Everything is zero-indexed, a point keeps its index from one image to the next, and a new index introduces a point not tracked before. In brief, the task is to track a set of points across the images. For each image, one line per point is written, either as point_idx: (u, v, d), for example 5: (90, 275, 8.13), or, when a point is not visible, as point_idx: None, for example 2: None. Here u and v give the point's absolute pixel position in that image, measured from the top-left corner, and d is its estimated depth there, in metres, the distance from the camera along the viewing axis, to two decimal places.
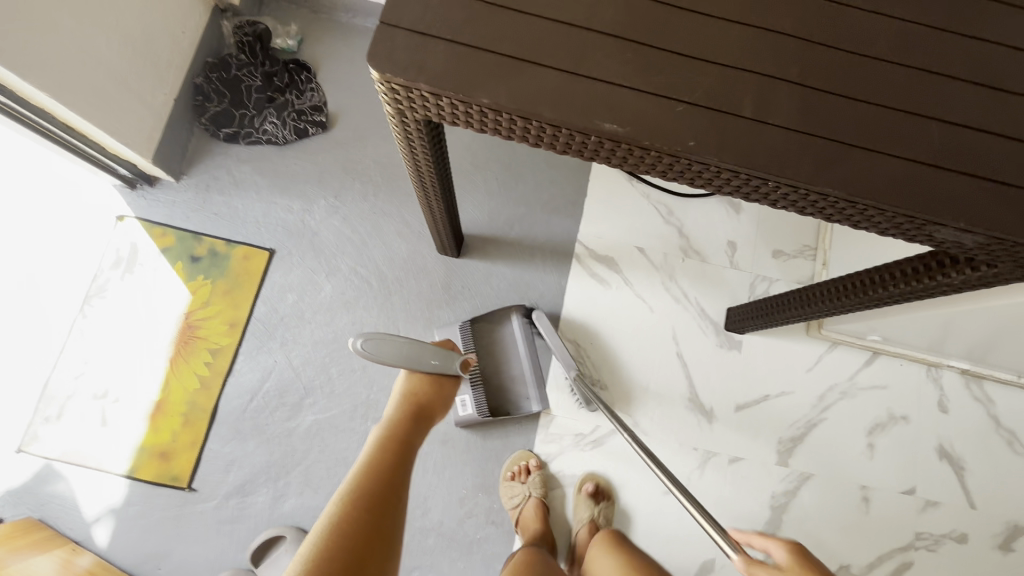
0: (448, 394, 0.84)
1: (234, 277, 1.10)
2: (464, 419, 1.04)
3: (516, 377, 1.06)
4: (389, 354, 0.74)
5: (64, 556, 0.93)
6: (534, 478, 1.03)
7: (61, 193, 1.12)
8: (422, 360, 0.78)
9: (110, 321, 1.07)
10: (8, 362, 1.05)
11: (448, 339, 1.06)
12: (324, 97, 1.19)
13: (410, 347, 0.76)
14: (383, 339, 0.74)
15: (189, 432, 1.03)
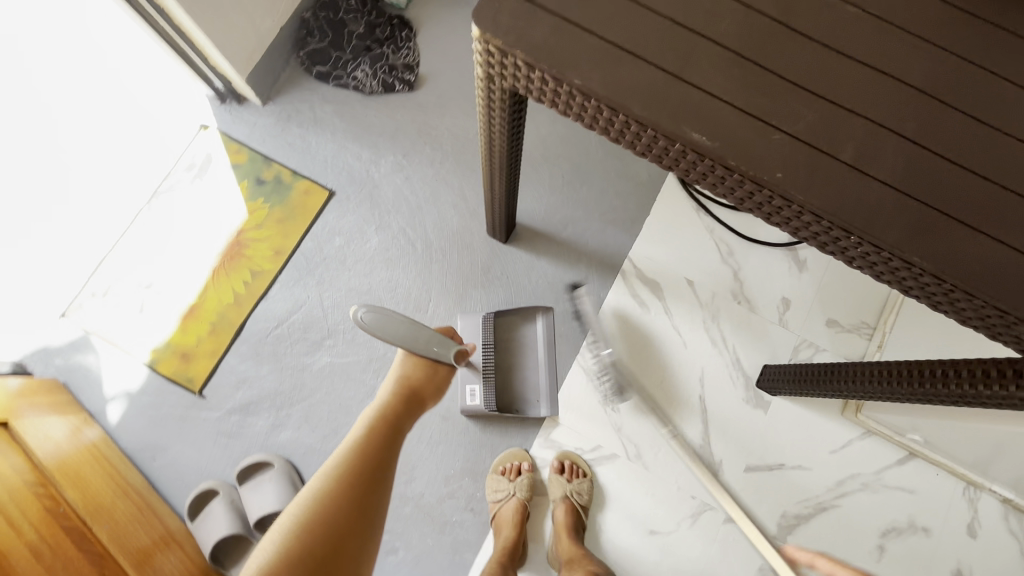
0: (444, 380, 0.83)
1: (291, 208, 1.14)
2: (470, 409, 1.03)
3: (529, 379, 1.06)
4: (387, 331, 0.75)
5: (76, 424, 0.99)
6: (522, 479, 1.01)
7: (160, 92, 1.18)
8: (420, 343, 0.77)
9: (170, 219, 1.13)
10: (76, 234, 1.12)
11: (467, 327, 1.07)
12: (418, 58, 1.20)
13: (408, 328, 0.76)
14: (381, 316, 0.75)
15: (212, 342, 1.07)
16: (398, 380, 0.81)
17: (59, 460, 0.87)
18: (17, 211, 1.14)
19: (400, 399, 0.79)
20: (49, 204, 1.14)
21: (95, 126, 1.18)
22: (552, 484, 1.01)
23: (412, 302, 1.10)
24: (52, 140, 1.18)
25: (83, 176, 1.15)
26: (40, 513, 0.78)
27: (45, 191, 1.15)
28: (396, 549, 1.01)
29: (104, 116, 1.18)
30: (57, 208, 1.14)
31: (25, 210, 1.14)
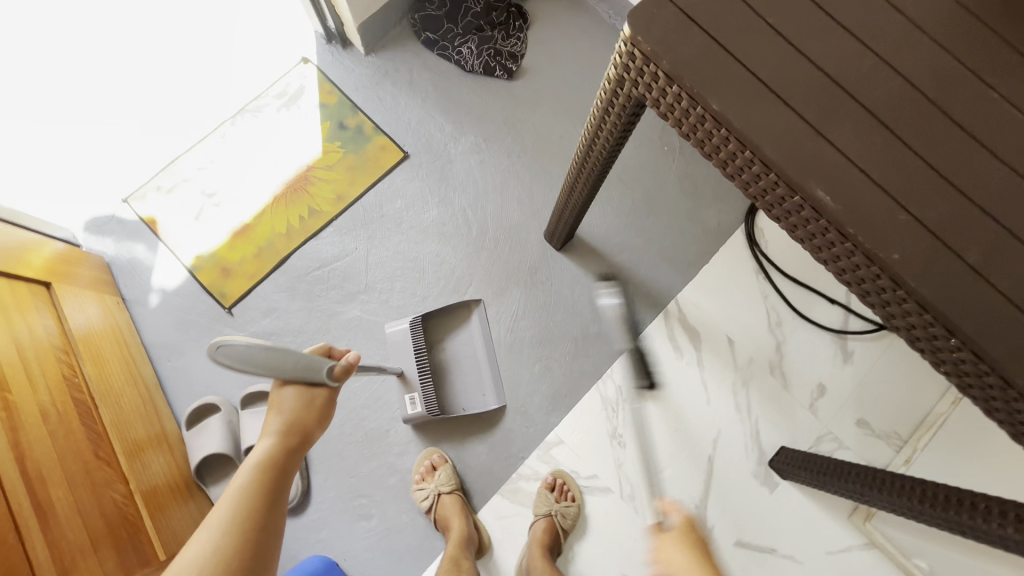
0: (329, 405, 0.73)
1: (363, 159, 1.14)
2: (411, 416, 1.02)
3: (474, 375, 1.06)
4: (245, 361, 0.64)
5: (109, 305, 1.01)
6: (440, 474, 0.98)
7: (276, 18, 1.21)
8: (290, 365, 0.67)
9: (248, 138, 1.14)
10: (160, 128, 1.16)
11: (395, 339, 1.04)
12: (524, 52, 1.21)
13: (275, 356, 0.66)
14: (234, 348, 0.63)
15: (254, 265, 1.08)
16: (277, 422, 0.70)
17: (85, 333, 0.90)
18: (112, 94, 1.18)
19: (286, 440, 0.69)
20: (143, 94, 1.18)
21: (205, 34, 1.21)
22: (539, 497, 0.98)
23: (452, 282, 1.10)
24: (163, 36, 1.22)
25: (180, 77, 1.18)
26: (58, 378, 0.80)
27: (142, 82, 1.19)
28: (370, 516, 1.00)
29: (216, 26, 1.21)
30: (149, 99, 1.18)
31: (119, 94, 1.18)
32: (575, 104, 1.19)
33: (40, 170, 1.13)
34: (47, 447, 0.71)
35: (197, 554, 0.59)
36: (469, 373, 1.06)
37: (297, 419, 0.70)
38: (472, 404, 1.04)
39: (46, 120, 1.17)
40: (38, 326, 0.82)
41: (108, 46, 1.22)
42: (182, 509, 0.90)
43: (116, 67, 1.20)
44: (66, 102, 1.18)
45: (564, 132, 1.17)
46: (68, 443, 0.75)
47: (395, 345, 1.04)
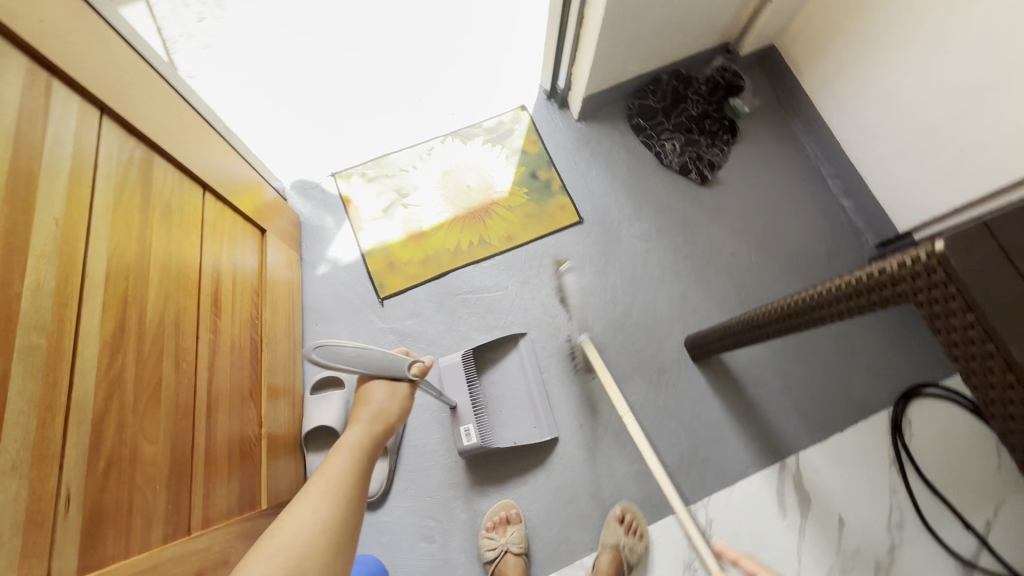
0: (406, 402, 0.82)
1: (542, 211, 1.21)
2: (468, 449, 1.02)
3: (525, 412, 1.08)
4: (341, 358, 0.77)
5: (291, 259, 1.13)
6: (512, 531, 0.99)
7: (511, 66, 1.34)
8: (377, 361, 0.80)
9: (450, 157, 1.25)
10: (382, 125, 1.30)
11: (448, 372, 1.06)
12: (722, 165, 1.24)
13: (364, 354, 0.79)
14: (328, 347, 0.77)
15: (416, 270, 1.17)
16: (368, 412, 0.78)
17: (271, 279, 1.01)
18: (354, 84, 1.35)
19: (373, 427, 0.76)
20: (378, 91, 1.33)
21: (446, 59, 1.36)
22: (607, 529, 0.99)
23: (580, 351, 1.12)
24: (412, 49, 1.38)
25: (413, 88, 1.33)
26: (246, 315, 0.90)
27: (381, 81, 1.34)
28: (431, 541, 1.02)
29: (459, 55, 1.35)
30: (382, 97, 1.33)
31: (359, 86, 1.34)
32: (755, 228, 1.20)
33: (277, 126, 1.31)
34: (225, 370, 0.81)
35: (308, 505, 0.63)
36: (518, 412, 1.08)
37: (383, 411, 0.78)
38: (522, 437, 1.06)
39: (295, 88, 1.35)
40: (248, 259, 0.93)
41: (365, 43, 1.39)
42: (286, 461, 0.98)
43: (366, 62, 1.37)
44: (314, 78, 1.36)
45: (735, 251, 1.18)
46: (237, 370, 0.84)
47: (447, 380, 1.06)
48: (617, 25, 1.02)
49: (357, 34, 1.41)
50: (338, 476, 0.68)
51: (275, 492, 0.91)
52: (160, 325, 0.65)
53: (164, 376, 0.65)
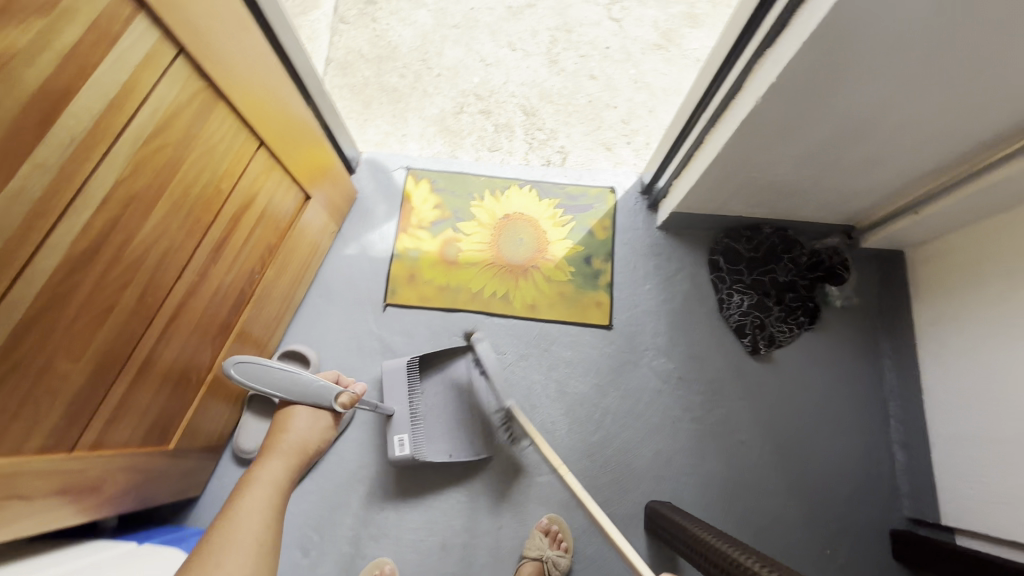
0: (322, 434, 0.90)
1: (577, 298, 1.14)
2: (399, 459, 0.98)
3: (464, 425, 1.04)
4: (267, 381, 0.81)
5: (327, 227, 1.14)
6: None
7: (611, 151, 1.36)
8: (303, 383, 0.84)
9: (519, 204, 1.21)
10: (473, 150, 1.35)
11: (390, 376, 1.02)
12: (782, 345, 1.11)
13: (289, 376, 0.83)
14: (255, 366, 0.80)
15: (431, 293, 1.15)
16: (285, 441, 0.85)
17: (292, 240, 1.02)
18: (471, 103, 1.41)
19: (290, 458, 0.84)
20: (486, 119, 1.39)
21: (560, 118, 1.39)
22: (531, 540, 0.97)
23: (538, 454, 1.04)
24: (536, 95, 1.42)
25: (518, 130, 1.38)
26: (248, 266, 0.91)
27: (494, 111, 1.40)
28: (303, 555, 0.98)
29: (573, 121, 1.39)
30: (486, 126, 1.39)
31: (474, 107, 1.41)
32: (781, 427, 1.06)
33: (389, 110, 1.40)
34: (198, 310, 0.82)
35: (249, 524, 0.68)
36: (456, 428, 1.03)
37: (303, 441, 0.86)
38: (458, 452, 1.02)
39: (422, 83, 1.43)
40: (278, 216, 0.95)
41: (500, 70, 1.45)
42: (221, 408, 0.99)
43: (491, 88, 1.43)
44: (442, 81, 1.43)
45: (749, 440, 1.05)
46: (211, 313, 0.86)
47: (388, 385, 1.02)
48: (735, 165, 0.93)
49: (497, 59, 1.46)
50: (253, 508, 0.71)
51: (192, 433, 0.92)
52: (142, 255, 0.67)
53: (120, 302, 0.66)
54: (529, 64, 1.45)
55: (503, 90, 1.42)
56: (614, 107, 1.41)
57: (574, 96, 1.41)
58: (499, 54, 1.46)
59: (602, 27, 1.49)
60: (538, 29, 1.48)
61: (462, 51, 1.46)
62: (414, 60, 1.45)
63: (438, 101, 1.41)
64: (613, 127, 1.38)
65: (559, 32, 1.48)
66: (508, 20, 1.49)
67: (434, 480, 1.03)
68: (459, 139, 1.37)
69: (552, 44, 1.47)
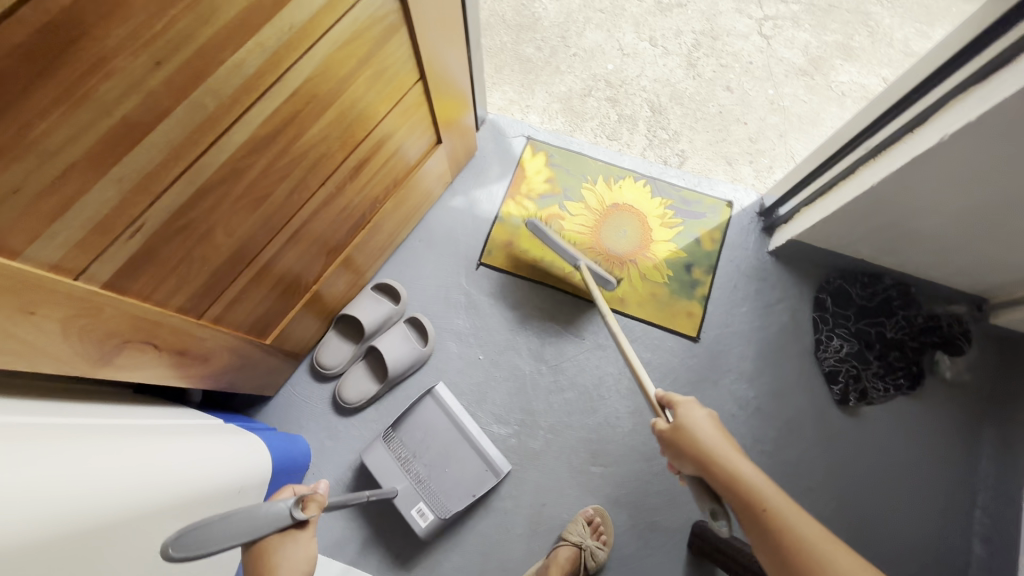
0: (308, 545, 0.61)
1: (669, 302, 1.12)
2: (427, 528, 0.94)
3: (469, 460, 0.99)
4: (217, 540, 0.50)
5: (444, 176, 1.17)
6: None
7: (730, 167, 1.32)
8: (264, 526, 0.55)
9: (631, 196, 1.19)
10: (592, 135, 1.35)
11: (378, 468, 0.97)
12: (874, 403, 1.05)
13: (242, 517, 0.53)
14: (202, 531, 0.48)
15: (525, 262, 1.15)
16: None
17: (412, 179, 1.05)
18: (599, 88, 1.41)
19: None
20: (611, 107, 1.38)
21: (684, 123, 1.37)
22: (573, 524, 0.96)
23: (597, 444, 1.04)
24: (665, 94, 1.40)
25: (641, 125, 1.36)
26: (373, 192, 0.95)
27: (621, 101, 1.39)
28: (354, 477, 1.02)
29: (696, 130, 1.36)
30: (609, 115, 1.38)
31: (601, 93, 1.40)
32: (854, 485, 1.01)
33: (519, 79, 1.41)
34: (325, 221, 0.87)
35: None
36: (464, 465, 0.99)
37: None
38: (477, 487, 0.98)
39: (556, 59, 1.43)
40: (409, 153, 0.99)
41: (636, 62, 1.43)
42: (313, 321, 1.03)
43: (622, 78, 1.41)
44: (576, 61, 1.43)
45: (817, 488, 1.01)
46: (333, 227, 0.90)
47: (380, 471, 0.97)
48: (884, 201, 0.89)
49: (635, 51, 1.44)
50: None
51: (285, 336, 0.97)
52: (303, 153, 0.71)
53: (274, 192, 0.70)
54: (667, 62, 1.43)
55: (634, 82, 1.41)
56: (743, 123, 1.36)
57: (704, 104, 1.38)
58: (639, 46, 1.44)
59: (751, 40, 1.44)
60: (683, 30, 1.45)
61: (602, 36, 1.45)
62: (552, 36, 1.45)
63: (568, 80, 1.41)
64: (738, 143, 1.34)
65: (704, 36, 1.45)
66: (656, 14, 1.47)
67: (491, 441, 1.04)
68: (580, 121, 1.37)
69: (694, 46, 1.44)
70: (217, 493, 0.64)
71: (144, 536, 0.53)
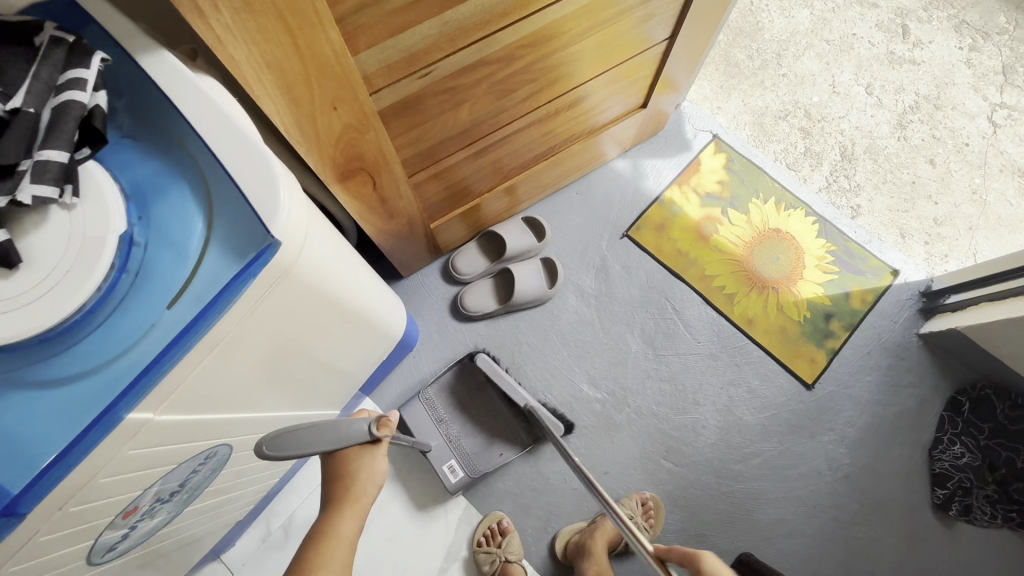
0: (380, 462, 0.67)
1: (796, 342, 1.10)
2: (457, 483, 0.99)
3: (499, 425, 1.03)
4: (302, 445, 0.50)
5: (623, 144, 1.20)
6: (502, 542, 0.97)
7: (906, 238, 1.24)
8: (349, 438, 0.57)
9: (795, 228, 1.18)
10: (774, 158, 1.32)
11: (414, 419, 1.02)
12: (971, 522, 0.99)
13: (329, 429, 0.54)
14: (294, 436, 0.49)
15: (669, 250, 1.17)
16: (343, 493, 0.65)
17: (595, 132, 1.08)
18: (796, 115, 1.36)
19: (352, 510, 0.64)
20: (802, 138, 1.34)
21: (874, 178, 1.30)
22: (626, 499, 0.99)
23: (675, 442, 1.05)
24: (862, 144, 1.33)
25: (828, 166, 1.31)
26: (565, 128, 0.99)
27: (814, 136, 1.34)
28: None
29: (884, 190, 1.29)
30: (798, 144, 1.34)
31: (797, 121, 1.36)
32: None
33: (719, 79, 1.39)
34: (516, 142, 0.93)
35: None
36: (495, 430, 1.03)
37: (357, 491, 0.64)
38: (503, 450, 1.01)
39: (763, 73, 1.40)
40: (601, 114, 1.03)
41: (843, 103, 1.37)
42: (462, 228, 1.10)
43: (823, 113, 1.37)
44: (782, 82, 1.40)
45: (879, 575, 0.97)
46: (518, 150, 0.97)
47: (414, 426, 1.02)
48: None
49: (847, 93, 1.38)
50: None
51: (440, 230, 1.04)
52: (551, 67, 0.76)
53: (514, 92, 0.76)
54: (876, 113, 1.36)
55: (834, 122, 1.36)
56: (934, 201, 1.28)
57: (900, 168, 1.31)
58: (852, 88, 1.38)
59: (975, 122, 1.34)
60: (905, 87, 1.38)
61: (819, 67, 1.41)
62: (768, 49, 1.42)
63: (767, 97, 1.38)
64: (921, 219, 1.26)
65: (926, 101, 1.36)
66: (882, 63, 1.40)
67: (577, 397, 1.07)
68: (765, 140, 1.34)
69: (911, 108, 1.36)
70: (358, 323, 0.66)
71: (321, 334, 0.58)
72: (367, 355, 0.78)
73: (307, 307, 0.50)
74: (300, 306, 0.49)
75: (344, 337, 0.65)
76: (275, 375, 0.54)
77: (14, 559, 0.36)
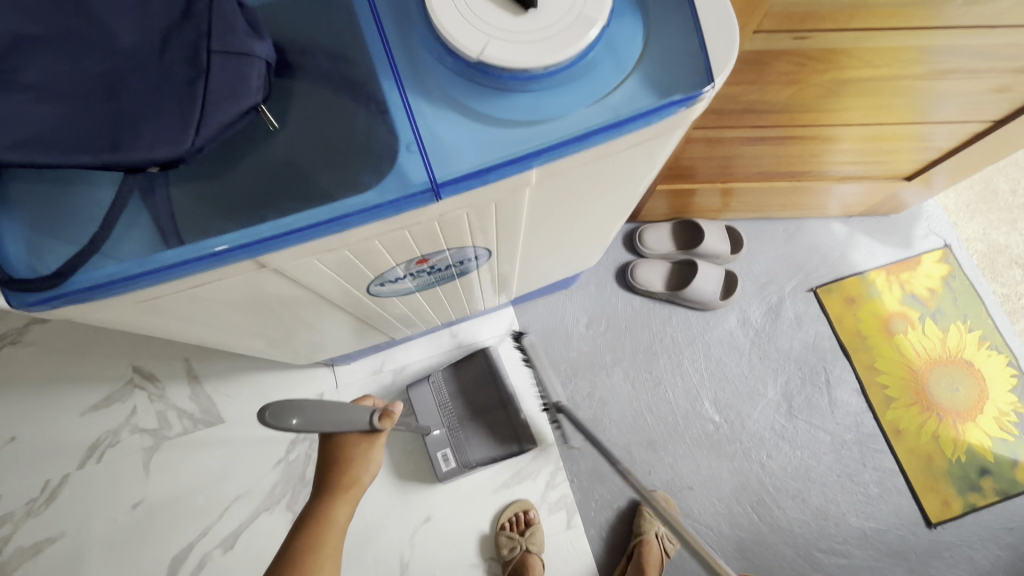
0: (376, 452, 0.72)
1: (938, 476, 1.02)
2: (447, 474, 0.99)
3: (504, 419, 1.03)
4: (309, 417, 0.59)
5: (852, 207, 1.16)
6: (528, 529, 0.97)
7: None
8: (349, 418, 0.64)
9: (989, 371, 1.09)
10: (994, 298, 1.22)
11: (420, 399, 1.03)
12: None
13: (333, 410, 0.62)
14: (288, 405, 0.57)
15: (848, 326, 1.12)
16: (335, 478, 0.70)
17: (841, 180, 1.05)
18: None
19: (346, 494, 0.70)
20: None
21: None
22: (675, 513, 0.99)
23: (769, 498, 1.02)
24: None
25: None
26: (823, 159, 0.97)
27: None
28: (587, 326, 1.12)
29: None
30: None
31: None
32: None
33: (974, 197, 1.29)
34: (779, 150, 0.93)
35: None
36: (495, 424, 1.02)
37: (353, 475, 0.70)
38: (491, 447, 1.00)
39: None
40: (859, 166, 1.01)
41: None
42: (668, 207, 1.12)
43: None
44: None
45: None
46: (771, 158, 0.97)
47: (417, 405, 1.03)
48: None
49: None
50: None
51: (655, 196, 1.07)
52: (883, 89, 0.75)
53: (832, 96, 0.76)
54: None
55: None
56: None
57: None
58: None
59: None
60: None
61: None
62: None
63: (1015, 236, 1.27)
64: None
65: None
66: None
67: (696, 407, 1.07)
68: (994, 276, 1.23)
69: None
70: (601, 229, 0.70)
71: (595, 215, 0.62)
72: (568, 262, 0.82)
73: (625, 181, 0.55)
74: (629, 174, 0.53)
75: (589, 232, 0.69)
76: (550, 226, 0.59)
77: (386, 235, 0.44)
